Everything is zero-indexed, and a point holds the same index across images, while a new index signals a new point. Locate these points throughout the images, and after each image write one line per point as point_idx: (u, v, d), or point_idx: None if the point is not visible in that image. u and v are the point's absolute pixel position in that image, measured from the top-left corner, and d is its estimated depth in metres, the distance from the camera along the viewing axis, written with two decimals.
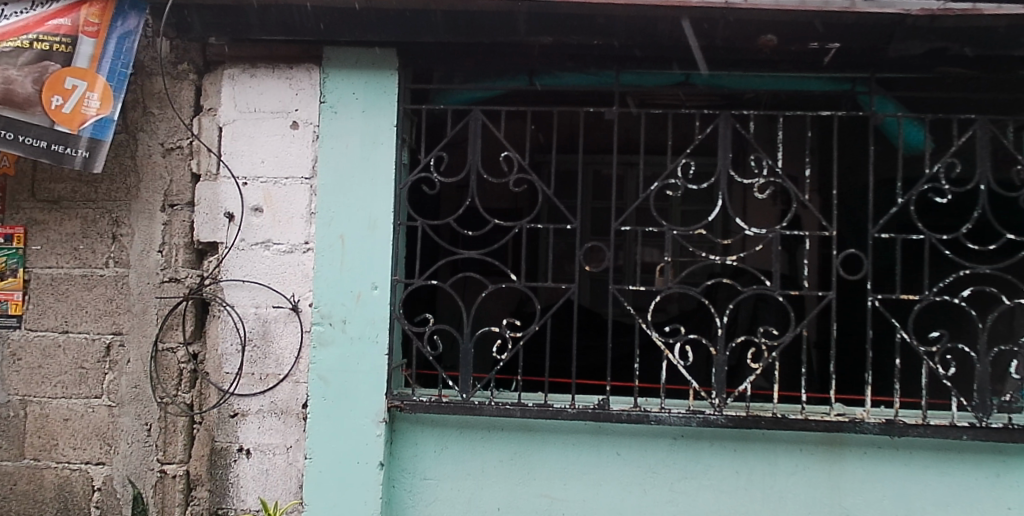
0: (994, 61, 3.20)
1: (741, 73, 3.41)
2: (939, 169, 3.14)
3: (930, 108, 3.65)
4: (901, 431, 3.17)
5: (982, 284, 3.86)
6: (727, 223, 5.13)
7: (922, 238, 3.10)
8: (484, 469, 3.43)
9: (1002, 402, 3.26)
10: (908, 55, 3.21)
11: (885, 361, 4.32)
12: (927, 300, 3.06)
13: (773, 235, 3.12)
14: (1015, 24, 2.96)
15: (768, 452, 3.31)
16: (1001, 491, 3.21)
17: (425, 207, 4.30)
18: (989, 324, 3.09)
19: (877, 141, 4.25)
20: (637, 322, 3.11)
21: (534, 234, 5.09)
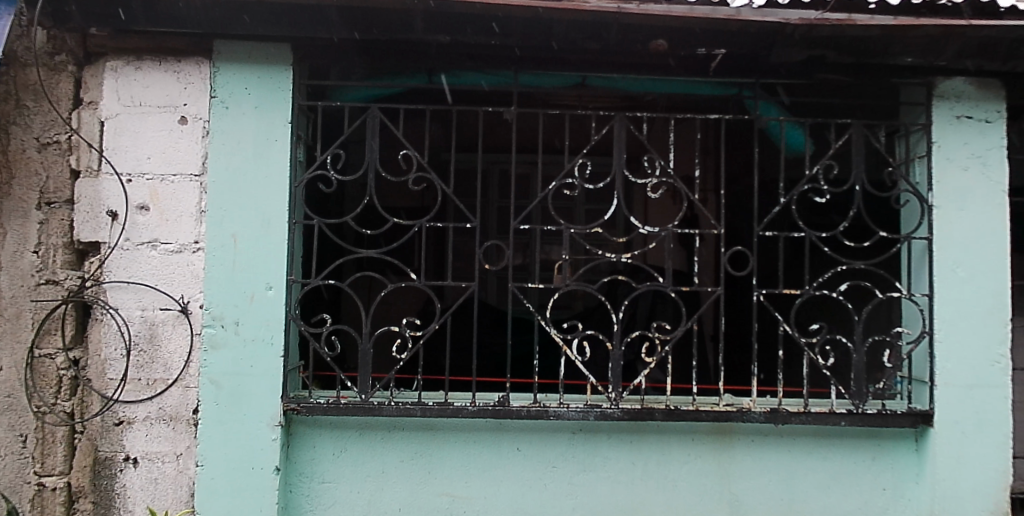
0: (869, 69, 3.37)
1: (635, 75, 3.51)
2: (818, 170, 3.31)
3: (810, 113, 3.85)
4: (784, 418, 3.33)
5: (858, 279, 4.12)
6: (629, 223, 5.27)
7: (803, 235, 3.26)
8: (385, 470, 3.41)
9: (877, 391, 3.41)
10: (788, 62, 3.36)
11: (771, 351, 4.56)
12: (808, 295, 3.21)
13: (666, 232, 3.23)
14: (886, 33, 3.13)
15: (662, 443, 3.42)
16: (876, 472, 3.39)
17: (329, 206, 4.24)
18: (864, 316, 3.25)
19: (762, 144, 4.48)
20: (536, 319, 3.15)
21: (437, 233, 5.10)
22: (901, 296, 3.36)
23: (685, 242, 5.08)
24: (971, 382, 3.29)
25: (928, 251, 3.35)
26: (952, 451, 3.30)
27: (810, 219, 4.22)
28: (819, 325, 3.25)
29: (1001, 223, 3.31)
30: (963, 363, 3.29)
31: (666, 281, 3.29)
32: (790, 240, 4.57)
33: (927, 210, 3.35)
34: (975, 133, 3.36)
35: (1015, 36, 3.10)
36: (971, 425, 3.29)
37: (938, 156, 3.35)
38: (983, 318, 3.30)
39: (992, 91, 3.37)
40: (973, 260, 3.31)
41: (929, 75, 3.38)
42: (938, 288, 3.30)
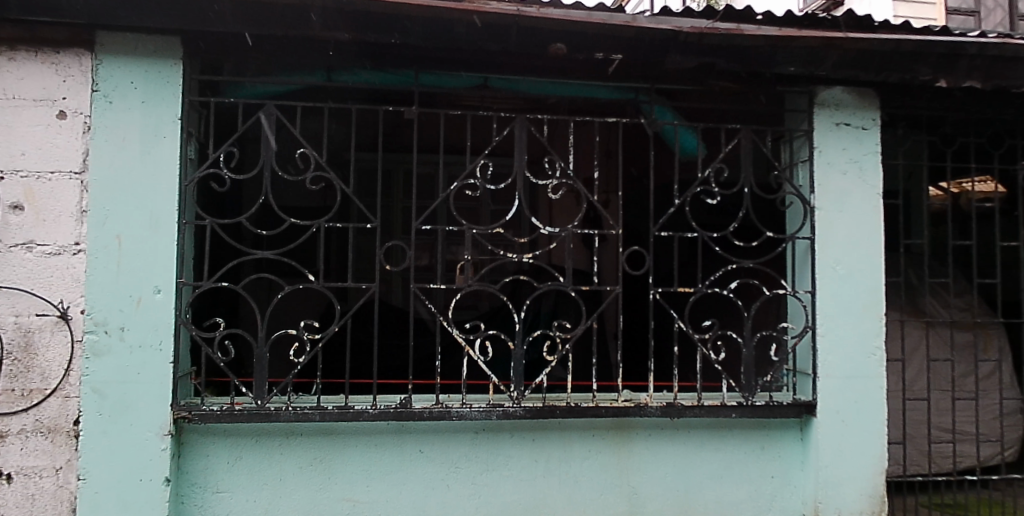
0: (757, 78, 3.50)
1: (535, 78, 3.55)
2: (709, 173, 3.44)
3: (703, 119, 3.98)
4: (679, 412, 3.43)
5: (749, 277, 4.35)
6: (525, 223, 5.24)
7: (696, 235, 3.37)
8: (282, 477, 3.32)
9: (765, 383, 3.58)
10: (681, 69, 3.46)
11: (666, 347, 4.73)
12: (701, 293, 3.32)
13: (566, 232, 3.31)
14: (771, 43, 3.28)
15: (563, 440, 3.48)
16: (764, 461, 3.53)
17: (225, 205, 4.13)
18: (754, 313, 3.39)
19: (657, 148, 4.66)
20: (437, 319, 3.14)
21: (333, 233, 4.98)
22: (785, 293, 3.47)
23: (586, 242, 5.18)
24: (850, 374, 3.45)
25: (811, 251, 3.46)
26: (833, 440, 3.45)
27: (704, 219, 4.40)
28: (711, 322, 3.37)
29: (876, 223, 3.48)
30: (842, 356, 3.44)
31: (566, 281, 3.34)
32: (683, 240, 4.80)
33: (809, 212, 3.47)
34: (853, 140, 3.49)
35: (887, 48, 3.25)
36: (851, 414, 3.45)
37: (819, 161, 3.46)
38: (861, 312, 3.46)
39: (868, 100, 3.51)
40: (852, 258, 3.46)
41: (810, 84, 3.50)
42: (820, 286, 3.42)
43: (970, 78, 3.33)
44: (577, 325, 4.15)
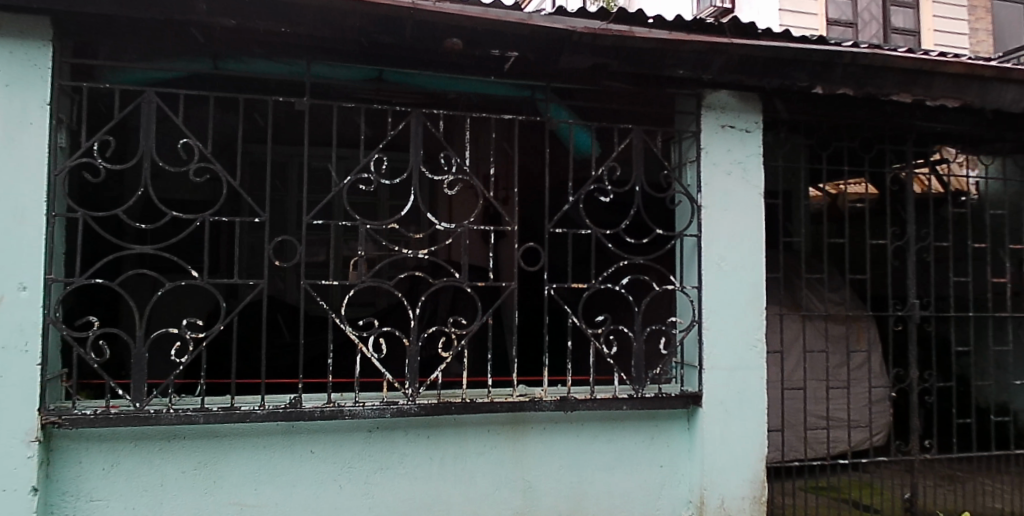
0: (649, 80, 3.58)
1: (431, 73, 3.53)
2: (603, 171, 3.50)
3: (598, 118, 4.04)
4: (573, 405, 3.49)
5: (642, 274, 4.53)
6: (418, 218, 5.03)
7: (589, 232, 3.43)
8: (164, 482, 3.18)
9: (654, 375, 3.67)
10: (576, 68, 3.50)
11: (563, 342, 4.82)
12: (594, 289, 3.39)
13: (462, 228, 3.33)
14: (661, 46, 3.36)
15: (458, 435, 3.48)
16: (655, 451, 3.63)
17: (90, 199, 3.83)
18: (643, 308, 3.48)
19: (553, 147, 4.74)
20: (329, 317, 3.07)
21: (218, 227, 4.76)
22: (674, 289, 3.59)
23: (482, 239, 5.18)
24: (734, 365, 3.60)
25: (698, 248, 3.59)
26: (718, 429, 3.59)
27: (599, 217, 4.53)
28: (603, 316, 3.44)
29: (758, 221, 3.65)
30: (726, 348, 3.59)
31: (461, 277, 3.34)
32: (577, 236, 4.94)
33: (696, 211, 3.60)
34: (737, 142, 3.63)
35: (768, 55, 3.39)
36: (734, 404, 3.61)
37: (706, 162, 3.59)
38: (743, 306, 3.61)
39: (751, 104, 3.65)
40: (735, 255, 3.61)
41: (698, 87, 3.60)
42: (706, 282, 3.56)
43: (844, 85, 3.48)
44: (473, 320, 4.23)
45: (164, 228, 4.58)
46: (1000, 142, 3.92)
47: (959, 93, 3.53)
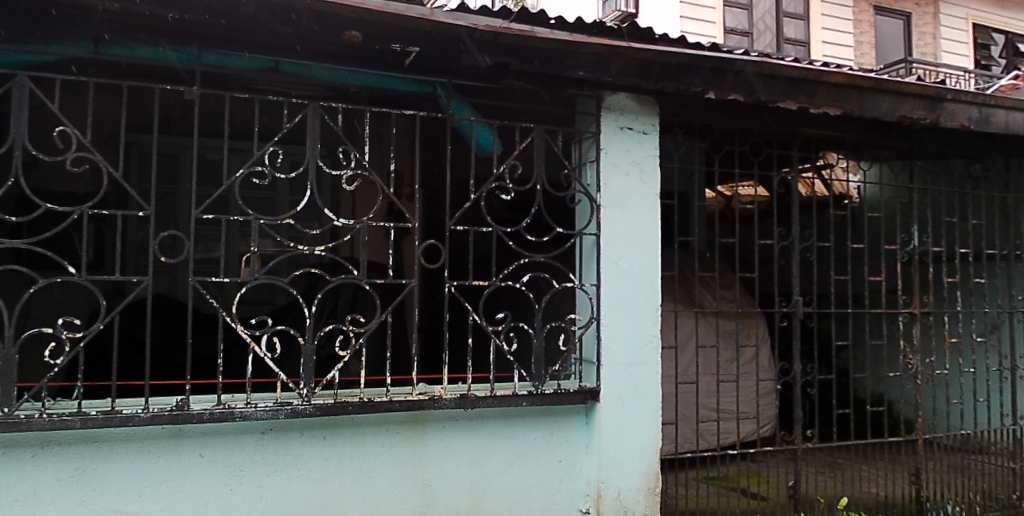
0: (551, 80, 3.59)
1: (330, 65, 3.45)
2: (504, 170, 3.50)
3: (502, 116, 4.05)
4: (473, 403, 3.49)
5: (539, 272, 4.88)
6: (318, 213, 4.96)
7: (491, 230, 3.41)
8: (37, 491, 2.98)
9: (554, 372, 3.72)
10: (478, 66, 3.47)
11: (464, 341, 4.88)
12: (495, 287, 3.37)
13: (361, 225, 3.23)
14: (563, 48, 3.39)
15: (355, 436, 3.42)
16: (553, 446, 3.68)
17: None
18: (544, 306, 3.50)
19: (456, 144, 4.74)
20: (219, 315, 2.93)
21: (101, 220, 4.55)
22: (574, 287, 3.64)
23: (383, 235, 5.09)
24: (630, 361, 3.69)
25: (596, 246, 3.66)
26: (614, 423, 3.66)
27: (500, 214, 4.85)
28: (504, 313, 3.44)
29: (653, 221, 3.75)
30: (624, 344, 3.68)
31: (360, 274, 3.26)
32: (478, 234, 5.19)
33: (596, 210, 3.66)
34: (635, 143, 3.72)
35: (664, 60, 3.48)
36: (630, 398, 3.70)
37: (605, 162, 3.65)
38: (639, 303, 3.71)
39: (649, 107, 3.74)
40: (632, 254, 3.70)
41: (598, 89, 3.65)
42: (604, 280, 3.63)
43: (735, 91, 3.59)
44: (371, 318, 4.25)
45: (38, 222, 4.29)
46: (886, 149, 4.09)
47: (839, 102, 3.68)
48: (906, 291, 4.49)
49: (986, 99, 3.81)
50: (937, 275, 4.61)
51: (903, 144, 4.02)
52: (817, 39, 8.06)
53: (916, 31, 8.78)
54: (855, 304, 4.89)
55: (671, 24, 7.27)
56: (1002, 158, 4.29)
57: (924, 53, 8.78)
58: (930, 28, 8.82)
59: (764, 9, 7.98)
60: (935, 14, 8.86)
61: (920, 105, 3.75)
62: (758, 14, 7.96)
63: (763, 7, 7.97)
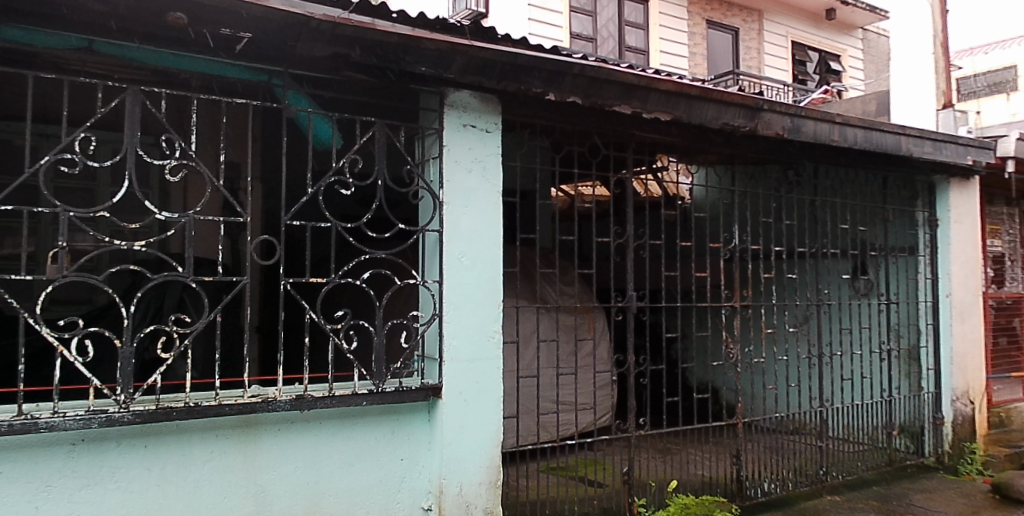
0: (394, 75, 3.52)
1: (152, 48, 3.19)
2: (344, 163, 3.36)
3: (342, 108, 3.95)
4: (309, 404, 3.37)
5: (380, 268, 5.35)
6: (137, 208, 4.71)
7: (330, 226, 3.24)
8: None
9: (396, 370, 3.66)
10: (315, 56, 3.34)
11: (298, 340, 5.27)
12: (334, 284, 3.19)
13: (187, 219, 2.94)
14: (404, 42, 3.33)
15: (181, 442, 3.19)
16: (395, 444, 3.64)
17: None
18: (385, 303, 3.39)
19: (296, 137, 4.59)
20: (18, 315, 2.56)
21: None
22: (416, 284, 3.61)
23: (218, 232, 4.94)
24: (472, 357, 3.71)
25: (439, 243, 3.66)
26: (456, 419, 3.68)
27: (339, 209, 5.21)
28: (343, 311, 3.28)
29: (495, 218, 3.80)
30: (465, 340, 3.70)
31: (187, 271, 2.96)
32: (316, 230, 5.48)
33: (439, 206, 3.66)
34: (477, 141, 3.74)
35: (505, 60, 3.51)
36: (472, 394, 3.72)
37: (448, 159, 3.65)
38: (481, 300, 3.75)
39: (491, 106, 3.77)
40: (474, 251, 3.74)
41: (441, 85, 3.63)
42: (447, 276, 3.64)
43: (572, 94, 3.69)
44: (198, 319, 4.22)
45: None
46: (712, 153, 4.37)
47: (670, 108, 3.89)
48: (727, 286, 5.24)
49: (796, 110, 4.17)
50: (759, 271, 5.47)
51: (726, 150, 4.32)
52: (654, 48, 8.57)
53: (743, 46, 9.51)
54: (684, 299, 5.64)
55: (518, 27, 7.46)
56: (811, 164, 4.69)
57: (750, 66, 9.56)
58: (755, 44, 9.60)
59: (607, 17, 8.30)
60: (759, 30, 9.67)
61: (740, 114, 4.04)
62: (602, 21, 8.26)
63: (607, 15, 8.29)
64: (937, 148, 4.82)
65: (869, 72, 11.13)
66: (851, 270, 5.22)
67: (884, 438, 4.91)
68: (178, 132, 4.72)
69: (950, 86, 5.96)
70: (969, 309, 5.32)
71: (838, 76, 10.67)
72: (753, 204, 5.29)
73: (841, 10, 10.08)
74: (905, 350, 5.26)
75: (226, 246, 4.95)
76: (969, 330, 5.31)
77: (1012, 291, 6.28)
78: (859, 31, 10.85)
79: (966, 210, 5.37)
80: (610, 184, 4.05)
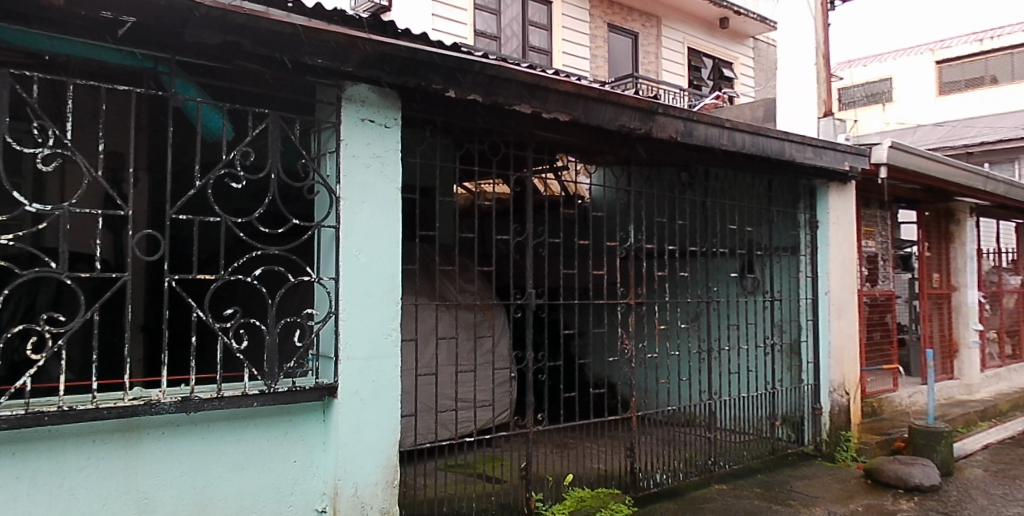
0: (289, 66, 3.39)
1: (24, 28, 2.94)
2: (234, 156, 3.20)
3: (233, 98, 3.79)
4: (196, 405, 3.22)
5: (272, 264, 5.35)
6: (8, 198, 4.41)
7: (219, 220, 3.06)
8: None
9: (289, 369, 3.55)
10: (204, 43, 3.16)
11: (184, 338, 5.22)
12: (223, 280, 3.04)
13: (61, 212, 2.72)
14: (299, 33, 3.21)
15: (54, 449, 2.95)
16: (288, 446, 3.53)
17: None
18: (278, 300, 3.26)
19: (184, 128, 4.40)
20: None
21: None
22: (311, 281, 3.53)
23: (101, 225, 4.73)
24: (369, 355, 3.67)
25: (335, 239, 3.59)
26: (351, 419, 3.62)
27: (229, 204, 5.11)
28: (233, 308, 3.13)
29: (393, 214, 3.76)
30: (361, 339, 3.65)
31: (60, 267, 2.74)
32: (203, 225, 5.35)
33: (336, 202, 3.58)
34: (376, 136, 3.69)
35: (404, 55, 3.45)
36: (368, 393, 3.67)
37: (345, 153, 3.58)
38: (379, 297, 3.71)
39: (391, 101, 3.72)
40: (372, 247, 3.69)
41: (338, 79, 3.54)
42: (343, 273, 3.57)
43: (473, 92, 3.68)
44: (71, 318, 4.23)
45: None
46: (610, 154, 4.48)
47: (568, 109, 3.96)
48: (623, 284, 5.47)
49: (689, 114, 4.33)
50: (647, 270, 5.80)
51: (623, 151, 4.44)
52: (557, 49, 8.71)
53: (642, 50, 9.82)
54: (581, 296, 5.85)
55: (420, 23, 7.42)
56: (702, 166, 4.86)
57: (648, 70, 9.88)
58: (653, 49, 9.94)
59: (511, 17, 8.36)
60: (657, 35, 10.01)
61: (636, 116, 4.15)
62: (506, 20, 8.30)
63: (510, 14, 8.34)
64: (818, 154, 5.12)
65: (756, 80, 11.77)
66: (738, 268, 5.57)
67: (768, 428, 5.19)
68: (56, 119, 4.42)
69: (831, 95, 6.31)
70: (845, 305, 5.64)
71: (730, 82, 11.21)
72: (648, 204, 5.48)
73: (733, 20, 10.59)
74: (788, 344, 5.57)
75: (105, 240, 4.78)
76: (845, 326, 5.62)
77: (883, 288, 6.75)
78: (749, 41, 11.46)
79: (845, 213, 5.70)
80: (511, 182, 4.05)
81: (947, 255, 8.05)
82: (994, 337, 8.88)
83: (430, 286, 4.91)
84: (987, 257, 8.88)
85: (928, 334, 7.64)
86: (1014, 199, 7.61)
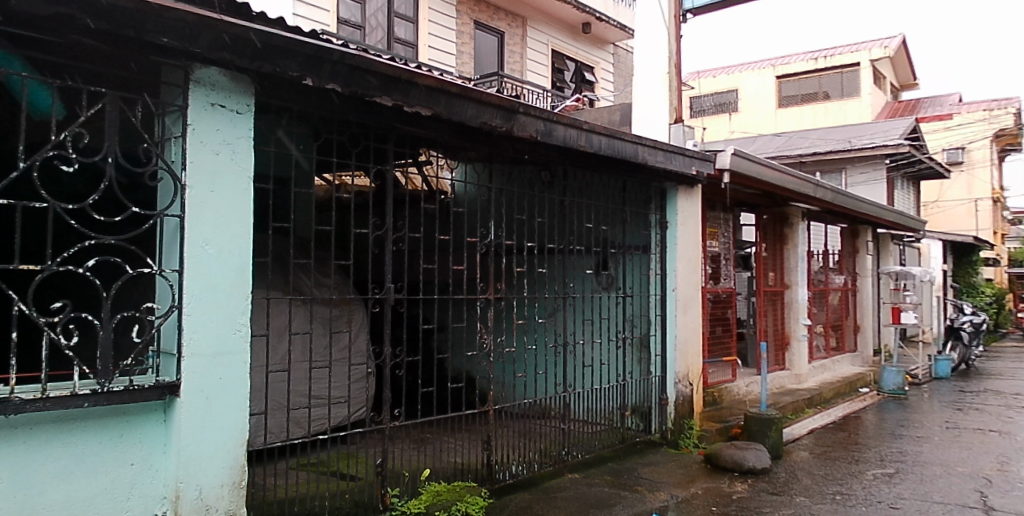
0: (131, 43, 3.13)
1: None
2: (66, 137, 2.92)
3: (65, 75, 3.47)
4: (17, 408, 2.91)
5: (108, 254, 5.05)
6: None
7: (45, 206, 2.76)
8: None
9: (124, 367, 3.31)
10: (31, 13, 2.83)
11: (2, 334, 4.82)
12: (49, 271, 2.75)
13: None
14: (144, 9, 2.96)
15: None
16: (123, 448, 3.29)
17: None
18: (114, 294, 3.01)
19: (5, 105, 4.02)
20: None
21: None
22: (151, 273, 3.31)
23: None
24: (215, 351, 3.50)
25: (179, 229, 3.40)
26: (195, 418, 3.44)
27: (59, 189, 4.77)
28: (61, 302, 2.84)
29: (244, 204, 3.61)
30: (207, 333, 3.47)
31: None
32: (28, 211, 4.97)
33: (180, 190, 3.39)
34: (226, 122, 3.52)
35: (259, 39, 3.29)
36: (214, 390, 3.51)
37: (192, 139, 3.39)
38: (227, 290, 3.56)
39: (243, 86, 3.55)
40: (220, 238, 3.52)
41: (186, 60, 3.32)
42: (187, 265, 3.39)
43: (331, 81, 3.58)
44: None
45: None
46: (470, 151, 4.53)
47: (430, 103, 3.95)
48: (482, 279, 5.61)
49: (549, 115, 4.46)
50: (507, 266, 5.96)
51: (484, 147, 4.50)
52: (422, 43, 8.67)
53: (507, 50, 9.97)
54: (440, 290, 5.93)
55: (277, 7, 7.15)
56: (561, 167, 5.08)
57: (513, 70, 10.06)
58: (518, 49, 10.12)
59: (375, 7, 8.22)
60: (523, 36, 10.20)
61: (497, 114, 4.22)
62: (370, 10, 8.16)
63: (375, 5, 8.22)
64: (668, 158, 5.42)
65: (615, 85, 12.29)
66: (594, 265, 5.75)
67: (618, 418, 5.47)
68: None
69: (681, 104, 6.69)
70: (690, 301, 6.03)
71: (591, 86, 11.63)
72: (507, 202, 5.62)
73: (595, 26, 10.98)
74: (638, 338, 5.85)
75: None
76: (689, 320, 6.01)
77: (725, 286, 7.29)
78: (610, 47, 11.94)
79: (691, 215, 6.08)
80: (371, 174, 4.00)
81: (782, 256, 8.78)
82: (820, 331, 9.79)
83: (284, 279, 4.81)
84: (816, 258, 9.77)
85: (763, 329, 8.31)
86: (839, 206, 8.41)
